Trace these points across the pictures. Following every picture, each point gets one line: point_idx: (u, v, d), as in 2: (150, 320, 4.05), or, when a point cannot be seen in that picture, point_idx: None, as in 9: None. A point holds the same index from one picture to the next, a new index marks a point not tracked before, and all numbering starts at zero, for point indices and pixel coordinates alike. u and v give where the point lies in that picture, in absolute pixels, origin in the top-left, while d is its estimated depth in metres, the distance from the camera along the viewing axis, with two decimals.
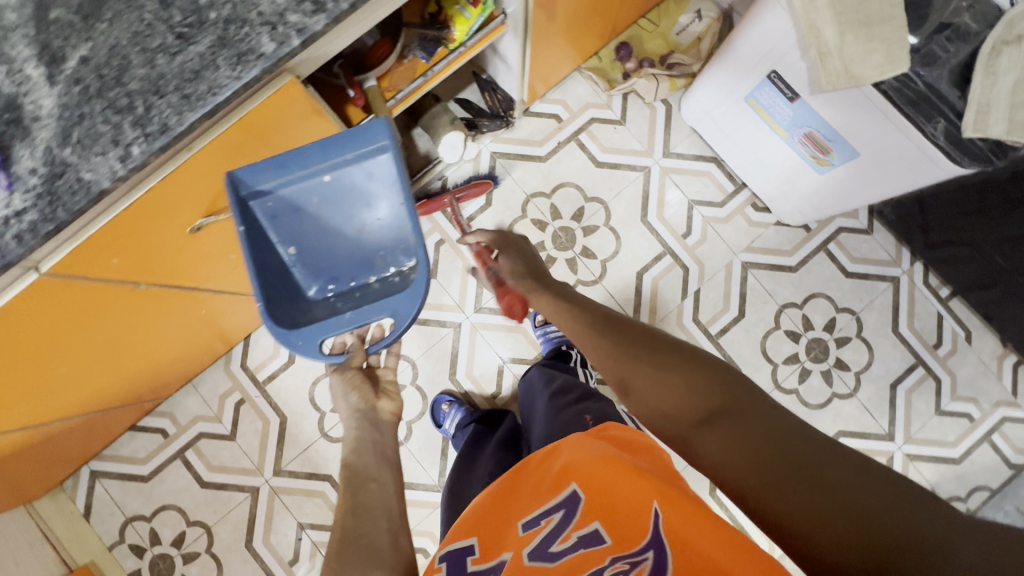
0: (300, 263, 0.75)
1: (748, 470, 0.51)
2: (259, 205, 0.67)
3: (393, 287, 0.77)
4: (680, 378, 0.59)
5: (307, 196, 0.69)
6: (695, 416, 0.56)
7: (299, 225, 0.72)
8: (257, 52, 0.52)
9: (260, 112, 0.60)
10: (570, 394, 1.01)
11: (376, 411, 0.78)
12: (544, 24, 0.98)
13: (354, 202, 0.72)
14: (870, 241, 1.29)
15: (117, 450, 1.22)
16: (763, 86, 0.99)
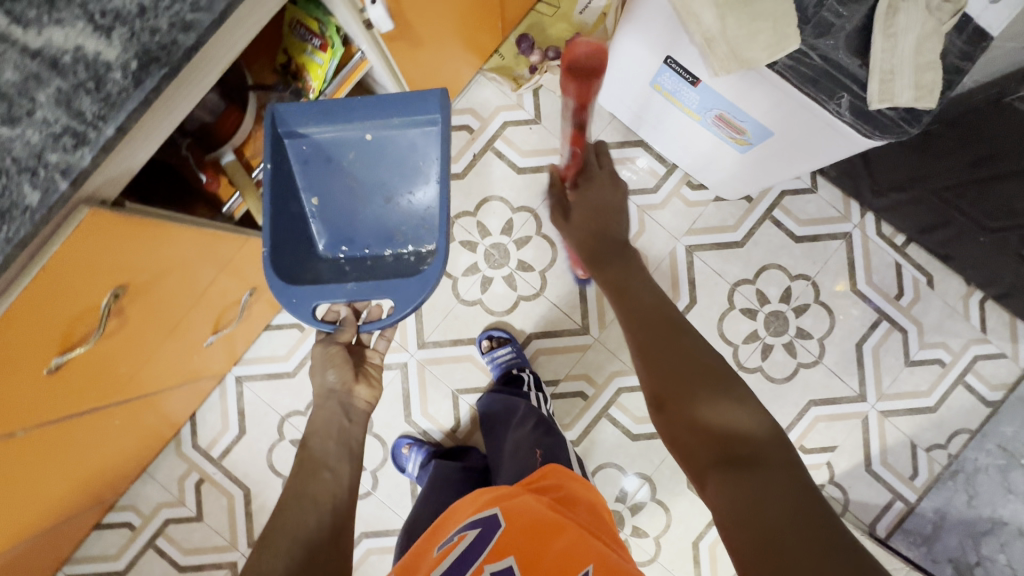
0: (319, 216, 0.82)
1: (747, 536, 0.47)
2: (293, 146, 0.74)
3: (409, 265, 0.85)
4: (734, 419, 0.55)
5: (344, 150, 0.77)
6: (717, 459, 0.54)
7: (327, 177, 0.79)
8: (21, 206, 0.45)
9: (68, 252, 0.53)
10: (535, 422, 0.95)
11: (351, 396, 0.80)
12: (410, 53, 0.87)
13: (387, 166, 0.80)
14: (816, 200, 1.23)
15: (87, 552, 1.20)
16: (663, 72, 0.90)
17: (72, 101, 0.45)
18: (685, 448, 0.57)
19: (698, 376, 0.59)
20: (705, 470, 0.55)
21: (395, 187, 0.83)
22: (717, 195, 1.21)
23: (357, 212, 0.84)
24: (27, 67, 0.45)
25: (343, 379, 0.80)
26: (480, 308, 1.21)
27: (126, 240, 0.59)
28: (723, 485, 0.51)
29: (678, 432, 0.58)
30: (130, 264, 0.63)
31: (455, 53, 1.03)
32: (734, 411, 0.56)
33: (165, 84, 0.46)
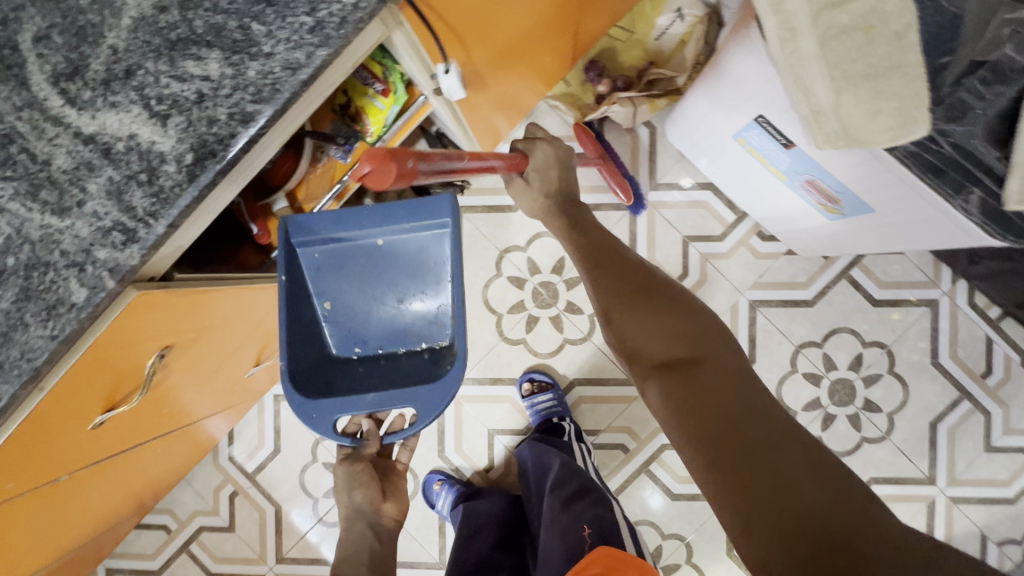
0: (332, 320, 0.73)
1: (682, 422, 0.58)
2: (306, 255, 0.69)
3: (425, 370, 0.74)
4: (665, 331, 0.66)
5: (355, 256, 0.70)
6: (661, 361, 0.64)
7: (336, 283, 0.71)
8: (68, 303, 0.43)
9: (110, 333, 0.51)
10: (576, 481, 0.83)
11: (379, 515, 0.81)
12: (478, 98, 0.81)
13: (398, 267, 0.71)
14: (902, 262, 1.12)
15: (126, 548, 1.24)
16: (751, 128, 0.81)
17: (123, 194, 0.42)
18: (636, 360, 0.67)
19: (629, 288, 0.72)
20: (647, 370, 0.65)
21: (406, 286, 0.73)
22: (790, 249, 1.12)
23: (369, 312, 0.74)
24: (79, 154, 0.42)
25: (369, 498, 0.80)
26: (523, 348, 1.16)
27: (159, 315, 0.55)
28: (669, 386, 0.61)
29: (629, 348, 0.68)
30: (166, 331, 0.60)
31: (524, 87, 0.96)
32: (667, 322, 0.67)
33: (220, 178, 0.43)
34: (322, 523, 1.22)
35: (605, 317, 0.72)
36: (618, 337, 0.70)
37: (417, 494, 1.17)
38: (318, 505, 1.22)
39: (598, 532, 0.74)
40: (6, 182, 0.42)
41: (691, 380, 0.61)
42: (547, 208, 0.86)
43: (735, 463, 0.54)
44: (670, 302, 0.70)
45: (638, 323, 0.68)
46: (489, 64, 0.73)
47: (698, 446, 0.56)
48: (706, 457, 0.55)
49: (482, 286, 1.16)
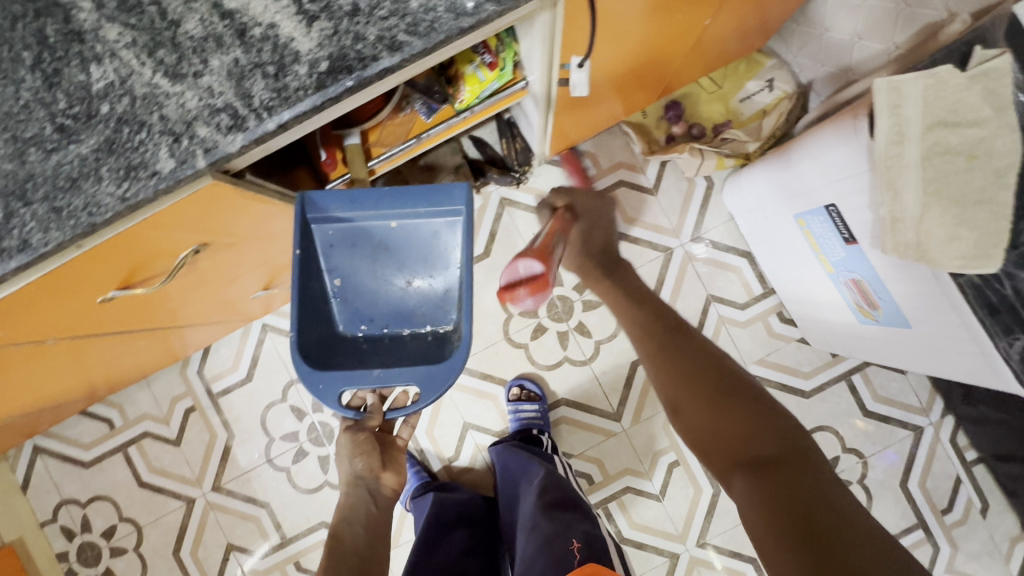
0: (342, 297, 0.74)
1: (780, 518, 0.49)
2: (320, 231, 0.68)
3: (433, 351, 0.73)
4: (748, 423, 0.56)
5: (369, 236, 0.70)
6: (747, 459, 0.55)
7: (350, 261, 0.72)
8: (151, 169, 0.40)
9: (169, 212, 0.48)
10: (558, 496, 0.87)
11: (378, 483, 0.79)
12: (573, 101, 0.82)
13: (413, 250, 0.73)
14: (901, 381, 1.14)
15: (61, 431, 1.18)
16: (816, 214, 0.83)
17: (244, 80, 0.40)
18: (714, 451, 0.57)
19: (695, 357, 0.61)
20: (730, 467, 0.56)
21: (415, 267, 0.74)
22: (804, 337, 1.14)
23: (378, 290, 0.75)
24: (212, 25, 0.40)
25: (369, 467, 0.79)
26: (523, 352, 1.16)
27: (207, 212, 0.53)
28: (755, 487, 0.52)
29: (698, 437, 0.59)
30: (206, 230, 0.57)
31: (609, 107, 0.97)
32: (744, 411, 0.57)
33: (347, 94, 0.41)
34: (270, 464, 1.19)
35: (673, 407, 0.61)
36: (685, 426, 0.60)
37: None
38: (272, 446, 1.19)
39: (586, 546, 0.78)
40: (127, 30, 0.40)
41: (770, 472, 0.52)
42: (588, 271, 0.75)
43: (814, 553, 0.46)
44: (748, 395, 0.58)
45: (715, 413, 0.58)
46: (599, 67, 0.73)
47: (788, 534, 0.48)
48: (786, 540, 0.48)
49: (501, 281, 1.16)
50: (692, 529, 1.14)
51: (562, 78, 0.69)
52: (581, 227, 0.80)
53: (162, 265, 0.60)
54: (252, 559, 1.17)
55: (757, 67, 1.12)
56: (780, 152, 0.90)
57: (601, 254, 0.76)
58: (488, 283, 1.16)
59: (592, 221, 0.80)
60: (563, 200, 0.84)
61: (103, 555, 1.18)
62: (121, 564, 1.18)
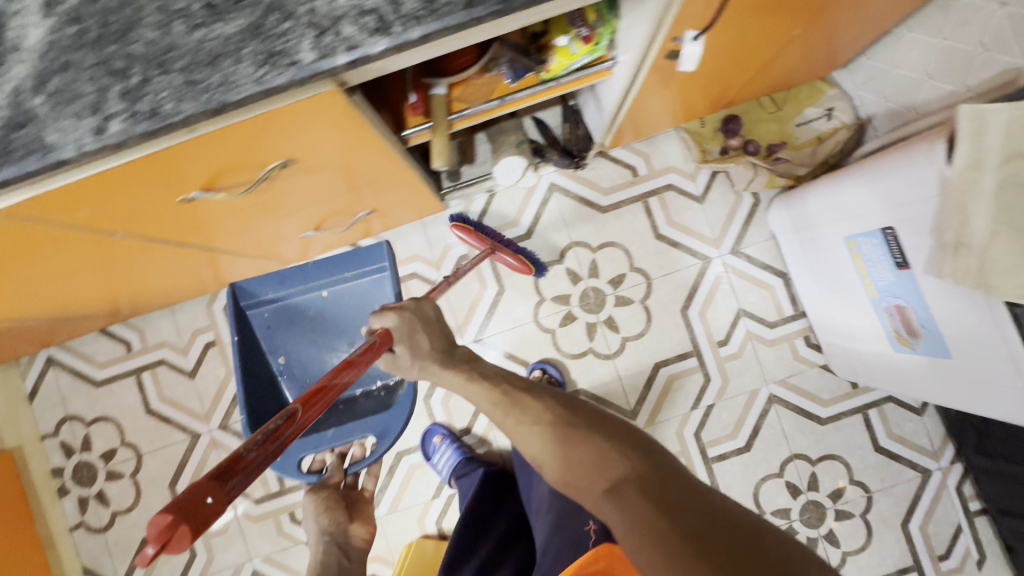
0: (287, 373, 1.09)
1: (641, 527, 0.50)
2: (261, 314, 1.07)
3: (382, 402, 1.04)
4: (598, 455, 0.59)
5: (306, 308, 1.09)
6: (603, 484, 0.57)
7: (287, 342, 1.09)
8: (291, 58, 0.41)
9: (283, 113, 0.49)
10: None
11: (347, 535, 0.92)
12: (655, 86, 0.81)
13: (343, 315, 1.10)
14: (915, 422, 1.15)
15: (78, 346, 1.18)
16: (871, 236, 0.84)
17: None
18: (580, 489, 0.60)
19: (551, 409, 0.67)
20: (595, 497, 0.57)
21: (350, 330, 1.10)
22: (827, 364, 1.15)
23: (321, 358, 1.10)
24: None
25: (336, 521, 0.93)
26: (549, 338, 1.16)
27: (316, 123, 0.54)
28: (617, 505, 0.54)
29: (566, 479, 0.62)
30: (301, 144, 0.58)
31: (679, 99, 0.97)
32: (595, 442, 0.61)
33: (492, 17, 0.42)
34: None
35: (539, 461, 0.65)
36: (555, 476, 0.63)
37: (412, 439, 1.16)
38: None
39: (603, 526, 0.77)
40: None
41: (625, 494, 0.54)
42: (432, 368, 0.74)
43: (672, 540, 0.48)
44: (598, 426, 0.64)
45: (569, 450, 0.62)
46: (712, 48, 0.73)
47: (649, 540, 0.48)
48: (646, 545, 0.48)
49: (538, 265, 1.17)
50: None
51: (668, 56, 0.70)
52: (401, 341, 0.74)
53: (245, 175, 0.60)
54: (248, 503, 1.16)
55: (818, 95, 1.15)
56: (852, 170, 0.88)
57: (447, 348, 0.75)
58: None
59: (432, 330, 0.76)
60: (380, 322, 0.75)
61: (98, 477, 1.17)
62: (115, 488, 1.17)
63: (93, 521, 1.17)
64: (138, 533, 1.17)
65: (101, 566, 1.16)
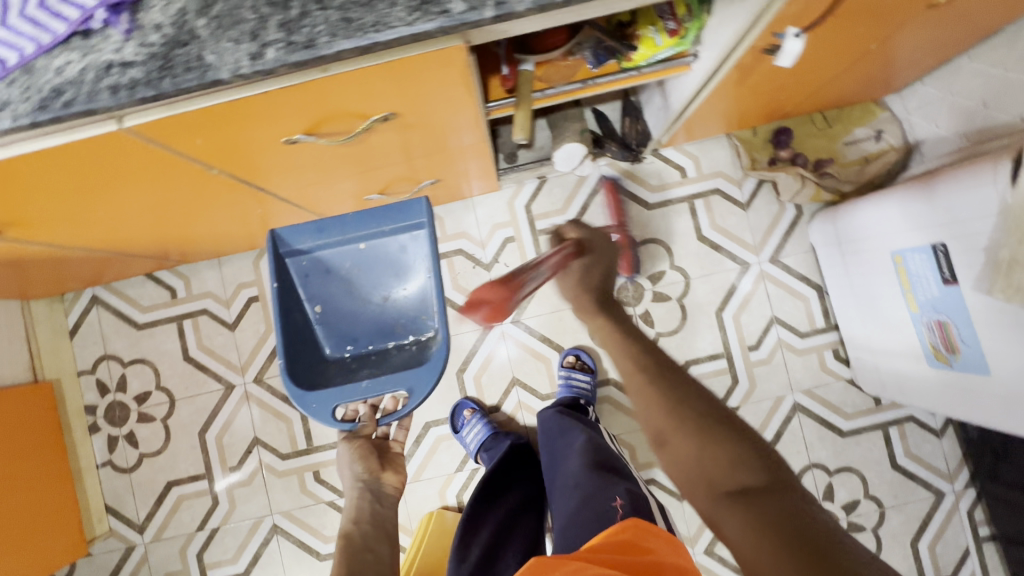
0: (322, 324, 1.01)
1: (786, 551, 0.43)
2: (295, 262, 0.96)
3: (416, 356, 0.99)
4: (736, 455, 0.49)
5: (342, 258, 0.98)
6: (732, 486, 0.48)
7: (323, 290, 1.00)
8: (442, 8, 0.44)
9: (409, 65, 0.52)
10: (600, 459, 0.88)
11: (380, 483, 0.94)
12: (730, 87, 0.84)
13: (382, 268, 1.00)
14: (933, 444, 1.18)
15: (124, 288, 1.21)
16: (920, 252, 0.87)
17: None
18: (698, 481, 0.50)
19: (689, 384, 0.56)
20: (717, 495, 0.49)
21: (388, 283, 1.02)
22: (853, 379, 1.18)
23: (358, 311, 1.03)
24: None
25: (369, 469, 0.94)
26: (585, 326, 1.19)
27: (428, 79, 0.56)
28: (744, 515, 0.46)
29: (687, 469, 0.51)
30: (408, 100, 0.61)
31: (743, 106, 1.00)
32: (731, 439, 0.51)
33: None
34: None
35: (659, 440, 0.54)
36: (669, 461, 0.53)
37: (442, 411, 1.19)
38: None
39: (630, 503, 0.77)
40: None
41: (757, 504, 0.46)
42: (580, 296, 0.69)
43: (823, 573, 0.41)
44: (741, 430, 0.52)
45: (703, 444, 0.51)
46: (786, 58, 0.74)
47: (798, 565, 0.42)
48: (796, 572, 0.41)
49: None
50: (703, 534, 1.16)
51: (766, 51, 0.69)
52: (580, 259, 0.74)
53: (345, 125, 0.64)
54: (275, 458, 1.18)
55: (870, 116, 1.17)
56: (924, 182, 0.87)
57: (601, 291, 0.69)
58: None
59: (597, 257, 0.74)
60: (574, 233, 0.77)
61: (130, 418, 1.20)
62: (145, 430, 1.19)
63: (120, 461, 1.19)
64: (163, 477, 1.19)
65: (124, 505, 1.19)
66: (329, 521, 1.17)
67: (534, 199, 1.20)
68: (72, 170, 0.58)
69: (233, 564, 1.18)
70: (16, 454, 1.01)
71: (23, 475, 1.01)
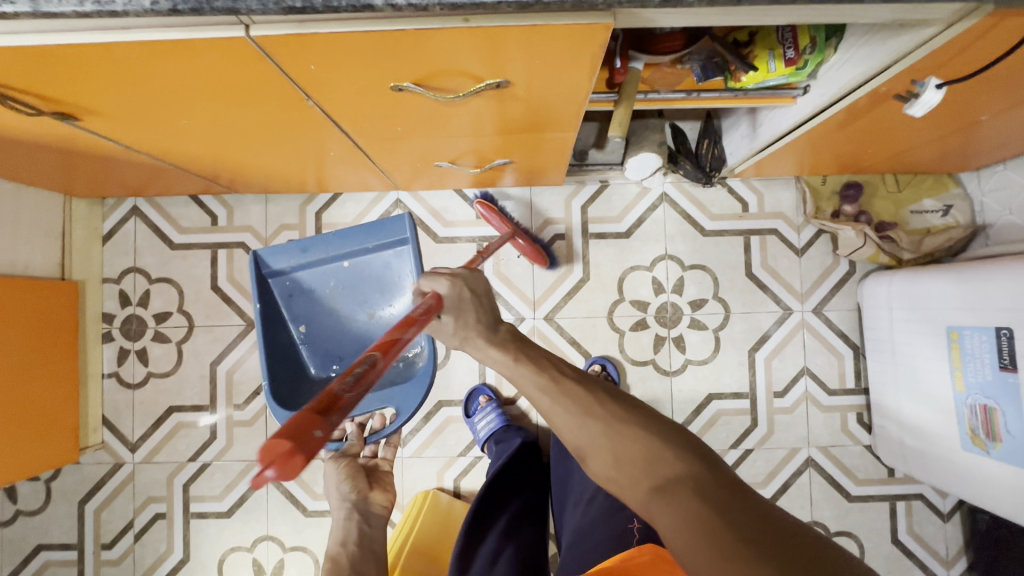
0: (308, 343, 1.01)
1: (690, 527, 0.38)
2: (278, 282, 0.98)
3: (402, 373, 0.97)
4: (649, 452, 0.46)
5: (326, 278, 0.99)
6: (646, 483, 0.44)
7: (309, 309, 1.01)
8: None
9: (551, 34, 0.51)
10: None
11: (368, 502, 0.87)
12: (830, 128, 0.82)
13: (365, 287, 1.00)
14: (938, 527, 1.16)
15: (166, 205, 1.19)
16: (981, 332, 0.86)
17: None
18: (616, 483, 0.48)
19: (594, 393, 0.54)
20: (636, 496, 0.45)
21: (373, 300, 1.00)
22: (871, 445, 1.16)
23: (343, 332, 1.01)
24: None
25: (356, 489, 0.88)
26: (617, 338, 1.17)
27: (561, 53, 0.55)
28: (666, 505, 0.41)
29: (605, 476, 0.49)
30: (528, 71, 0.60)
31: (827, 151, 0.98)
32: (638, 430, 0.48)
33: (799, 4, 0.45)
34: None
35: (578, 452, 0.52)
36: (596, 473, 0.50)
37: (457, 393, 1.17)
38: None
39: (647, 528, 0.73)
40: None
41: (676, 492, 0.41)
42: (483, 344, 0.64)
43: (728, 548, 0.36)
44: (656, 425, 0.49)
45: (613, 443, 0.48)
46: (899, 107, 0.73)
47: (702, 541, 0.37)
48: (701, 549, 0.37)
49: (627, 265, 1.18)
50: None
51: (898, 93, 0.67)
52: (452, 311, 0.66)
53: (455, 84, 0.62)
54: None
55: (942, 189, 1.16)
56: (997, 263, 0.85)
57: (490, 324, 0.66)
58: (614, 261, 1.18)
59: (476, 297, 0.67)
60: (427, 284, 0.66)
61: (145, 335, 1.18)
62: (157, 350, 1.18)
63: (127, 375, 1.18)
64: (166, 400, 1.17)
65: (121, 421, 1.17)
66: (321, 478, 1.15)
67: (593, 201, 1.18)
68: (179, 70, 0.56)
69: (217, 501, 1.16)
70: (31, 346, 1.00)
71: (32, 369, 1.00)
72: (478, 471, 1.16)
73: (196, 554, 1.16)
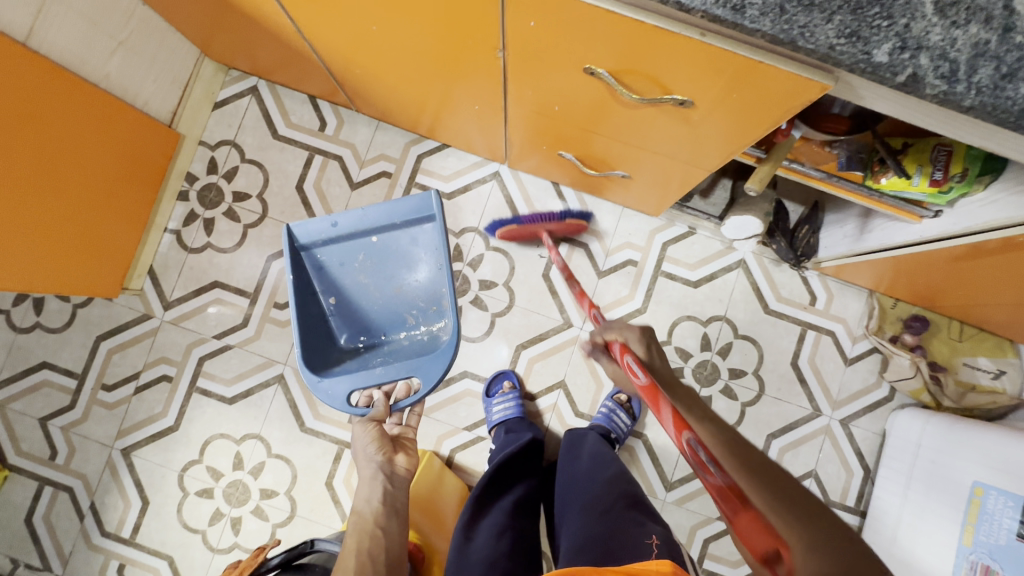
0: (338, 315, 0.97)
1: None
2: (309, 256, 0.94)
3: (424, 345, 0.96)
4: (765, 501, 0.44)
5: (354, 254, 0.96)
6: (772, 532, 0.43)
7: (339, 282, 0.96)
8: (866, 50, 0.46)
9: (769, 75, 0.54)
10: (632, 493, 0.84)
11: (393, 465, 0.86)
12: (946, 256, 0.84)
13: (394, 262, 0.97)
14: None
15: (283, 96, 1.22)
16: (1009, 496, 0.87)
17: (981, 58, 0.44)
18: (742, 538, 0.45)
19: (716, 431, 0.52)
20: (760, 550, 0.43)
21: (401, 275, 0.97)
22: None
23: (369, 306, 0.98)
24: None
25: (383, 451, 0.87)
26: None
27: (767, 95, 0.57)
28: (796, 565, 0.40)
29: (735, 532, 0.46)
30: (716, 101, 0.62)
31: (925, 279, 0.99)
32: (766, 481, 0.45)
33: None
34: None
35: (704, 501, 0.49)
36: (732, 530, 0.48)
37: (484, 370, 1.19)
38: None
39: (665, 545, 0.73)
40: None
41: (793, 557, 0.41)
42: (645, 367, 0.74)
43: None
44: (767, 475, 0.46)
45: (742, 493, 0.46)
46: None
47: None
48: None
49: (684, 313, 1.20)
50: None
51: None
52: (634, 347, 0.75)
53: (642, 88, 0.64)
54: None
55: (1004, 352, 1.14)
56: None
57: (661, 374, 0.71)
58: (673, 305, 1.20)
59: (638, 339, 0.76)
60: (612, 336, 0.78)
61: (218, 207, 1.20)
62: (224, 224, 1.20)
63: (187, 238, 1.19)
64: (214, 274, 1.19)
65: (166, 276, 1.19)
66: None
67: (676, 242, 1.21)
68: None
69: (224, 386, 1.17)
70: (122, 176, 1.02)
71: (114, 198, 1.02)
72: (477, 449, 1.17)
73: (186, 427, 1.17)
